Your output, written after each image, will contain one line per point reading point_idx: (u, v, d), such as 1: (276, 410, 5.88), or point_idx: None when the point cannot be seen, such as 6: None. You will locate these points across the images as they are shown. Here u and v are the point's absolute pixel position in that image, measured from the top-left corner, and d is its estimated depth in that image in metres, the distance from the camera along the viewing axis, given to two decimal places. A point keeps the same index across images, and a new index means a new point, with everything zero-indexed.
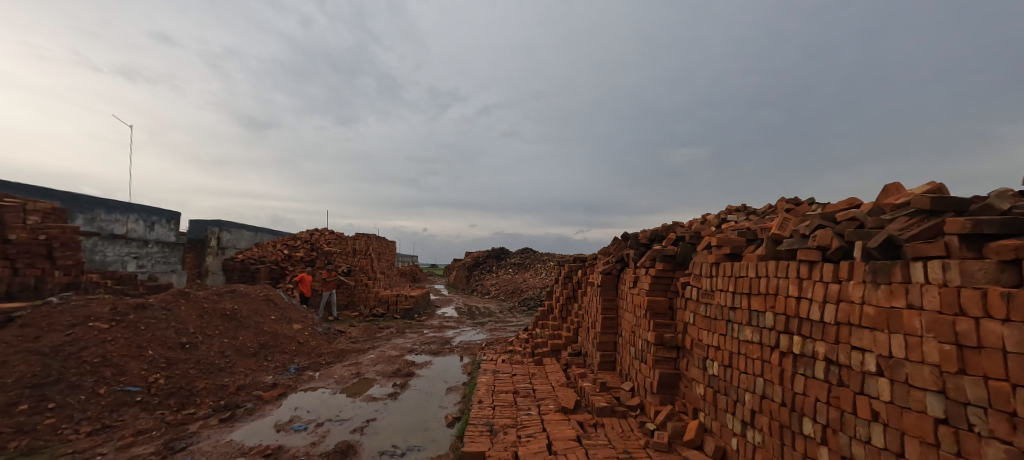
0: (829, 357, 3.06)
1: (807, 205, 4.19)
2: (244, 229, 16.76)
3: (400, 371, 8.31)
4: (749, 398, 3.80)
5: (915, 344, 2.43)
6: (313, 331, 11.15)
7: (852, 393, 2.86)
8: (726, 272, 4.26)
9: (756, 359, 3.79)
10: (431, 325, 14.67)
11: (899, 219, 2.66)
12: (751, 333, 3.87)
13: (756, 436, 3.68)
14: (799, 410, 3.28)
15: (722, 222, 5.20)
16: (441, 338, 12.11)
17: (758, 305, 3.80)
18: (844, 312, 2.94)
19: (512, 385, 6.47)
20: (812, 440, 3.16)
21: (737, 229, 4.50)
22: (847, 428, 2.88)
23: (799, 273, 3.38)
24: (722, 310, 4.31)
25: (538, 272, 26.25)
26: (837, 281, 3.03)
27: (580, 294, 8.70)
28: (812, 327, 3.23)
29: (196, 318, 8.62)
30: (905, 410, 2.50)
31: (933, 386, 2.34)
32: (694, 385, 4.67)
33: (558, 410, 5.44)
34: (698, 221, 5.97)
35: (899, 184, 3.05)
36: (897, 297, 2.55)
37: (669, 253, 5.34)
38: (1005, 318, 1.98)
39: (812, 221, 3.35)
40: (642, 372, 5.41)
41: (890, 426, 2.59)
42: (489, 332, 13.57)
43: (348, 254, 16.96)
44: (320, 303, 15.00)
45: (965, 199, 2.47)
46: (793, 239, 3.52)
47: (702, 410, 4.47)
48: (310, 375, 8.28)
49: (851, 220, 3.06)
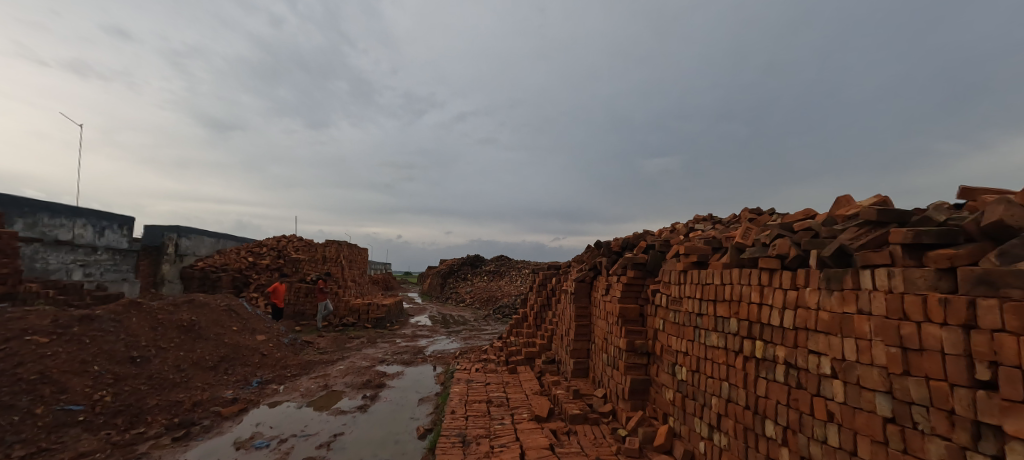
0: (788, 361, 3.20)
1: (768, 215, 4.39)
2: (205, 235, 15.87)
3: (370, 382, 8.06)
4: (715, 402, 3.90)
5: (865, 347, 2.58)
6: (279, 342, 10.67)
7: (810, 394, 2.99)
8: (694, 279, 4.38)
9: (722, 364, 3.90)
10: (404, 335, 14.36)
11: (850, 230, 2.83)
12: (717, 339, 3.98)
13: (722, 439, 3.78)
14: (762, 412, 3.39)
15: (690, 231, 5.38)
16: (414, 347, 11.86)
17: (723, 312, 3.93)
18: (802, 317, 3.08)
19: (485, 394, 6.40)
20: (774, 441, 3.27)
21: (704, 238, 4.65)
22: (805, 429, 3.00)
23: (760, 280, 3.53)
24: (689, 316, 4.43)
25: (513, 280, 26.17)
26: (795, 288, 3.18)
27: (554, 301, 8.76)
28: (772, 332, 3.37)
29: (150, 329, 8.10)
30: (857, 410, 2.64)
31: (882, 387, 2.49)
32: (664, 390, 4.76)
33: (532, 418, 5.42)
34: (667, 229, 6.14)
35: (849, 196, 3.25)
36: (849, 303, 2.71)
37: (640, 261, 5.47)
38: (942, 322, 2.15)
39: (772, 230, 3.51)
40: (614, 378, 5.47)
41: (844, 426, 2.72)
42: (463, 340, 13.41)
43: (317, 262, 16.50)
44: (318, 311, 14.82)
45: (907, 210, 2.66)
46: (754, 248, 3.67)
47: (672, 415, 4.56)
48: (274, 389, 7.90)
49: (806, 230, 3.24)
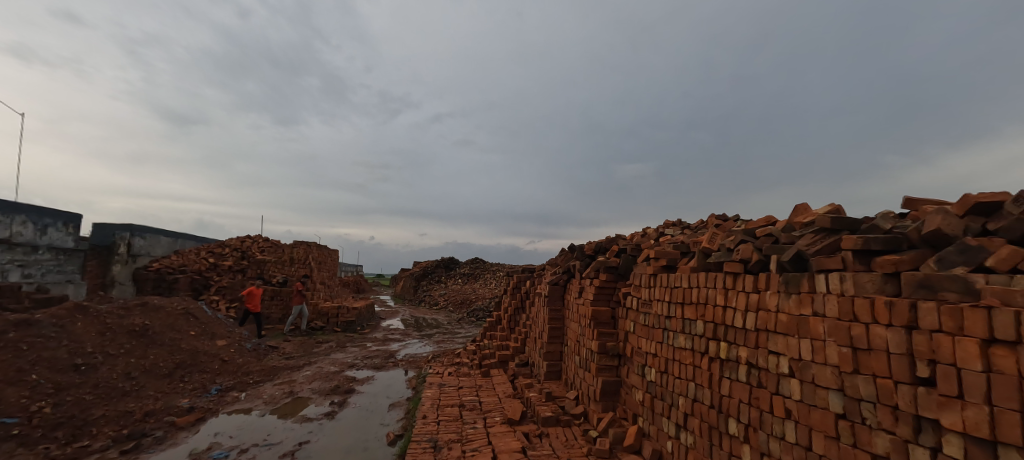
0: (750, 361, 3.33)
1: (733, 221, 4.58)
2: (160, 235, 14.92)
3: (339, 388, 7.82)
4: (682, 402, 4.01)
5: (819, 347, 2.74)
6: (241, 347, 10.18)
7: (770, 393, 3.13)
8: (664, 283, 4.50)
9: (689, 365, 4.02)
10: (375, 338, 14.02)
11: (806, 236, 2.99)
12: (684, 340, 4.11)
13: (688, 438, 3.89)
14: (725, 411, 3.52)
15: (660, 236, 5.53)
16: (385, 351, 11.60)
17: (690, 314, 4.05)
18: (763, 319, 3.22)
19: (457, 398, 6.33)
20: (736, 439, 3.40)
21: (673, 242, 4.79)
22: (765, 426, 3.14)
23: (724, 284, 3.67)
24: (658, 318, 4.55)
25: (488, 283, 26.04)
26: (756, 291, 3.33)
27: (528, 304, 8.81)
28: (735, 333, 3.51)
29: (97, 335, 7.56)
30: (812, 408, 2.79)
31: (834, 385, 2.64)
32: (634, 391, 4.85)
33: (504, 421, 5.40)
34: (638, 234, 6.28)
35: (806, 204, 3.43)
36: (806, 305, 2.86)
37: (612, 264, 5.57)
38: (888, 323, 2.32)
39: (736, 235, 3.67)
40: (586, 379, 5.54)
41: (799, 422, 2.87)
42: (436, 344, 13.23)
43: (284, 264, 15.96)
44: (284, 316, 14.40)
45: (857, 219, 2.84)
46: (719, 252, 3.81)
47: (641, 416, 4.65)
48: (235, 396, 7.53)
49: (767, 236, 3.40)
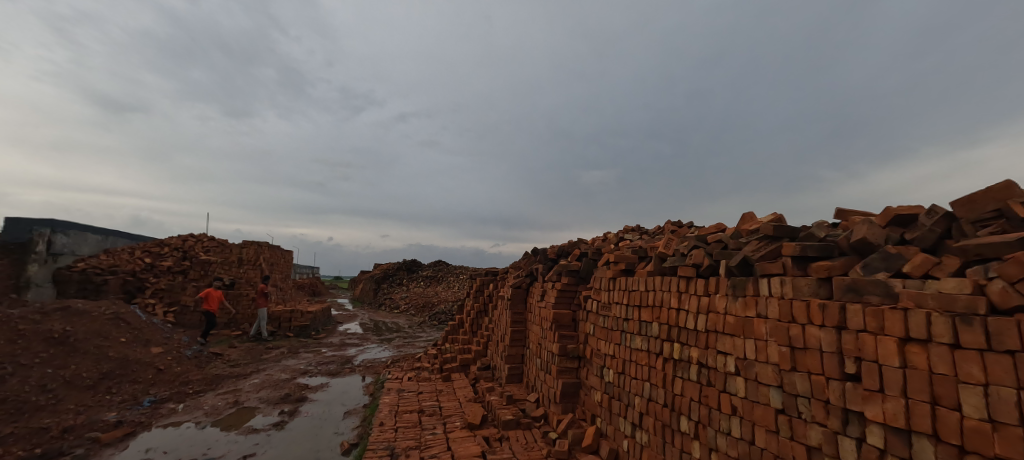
0: (700, 361, 3.50)
1: (687, 227, 4.80)
2: (88, 232, 13.52)
3: (289, 397, 7.41)
4: (638, 402, 4.14)
5: (761, 347, 2.93)
6: (180, 354, 9.40)
7: (718, 391, 3.30)
8: (622, 286, 4.63)
9: (644, 365, 4.16)
10: (330, 343, 13.43)
11: (752, 242, 3.18)
12: (640, 342, 4.25)
13: (643, 436, 4.01)
14: (677, 410, 3.66)
15: (619, 241, 5.70)
16: (341, 357, 11.13)
17: (646, 316, 4.19)
18: (712, 321, 3.40)
19: (417, 404, 6.18)
20: (687, 435, 3.55)
21: (632, 247, 4.95)
22: (713, 423, 3.29)
23: (678, 287, 3.83)
24: (617, 321, 4.67)
25: (451, 285, 25.70)
26: (707, 294, 3.51)
27: (490, 307, 8.79)
28: (687, 334, 3.67)
29: (6, 343, 6.73)
30: (755, 404, 2.97)
31: (775, 382, 2.83)
32: (592, 392, 4.94)
33: (464, 426, 5.34)
34: (599, 238, 6.44)
35: (752, 213, 3.66)
36: (750, 307, 3.05)
37: (573, 268, 5.67)
38: (821, 324, 2.54)
39: (690, 241, 3.85)
40: (547, 382, 5.59)
41: (743, 418, 3.05)
42: (396, 348, 12.87)
43: (230, 265, 14.93)
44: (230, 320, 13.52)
45: (796, 227, 3.07)
46: (674, 257, 3.97)
47: (599, 416, 4.75)
48: (171, 408, 6.93)
49: (717, 242, 3.59)
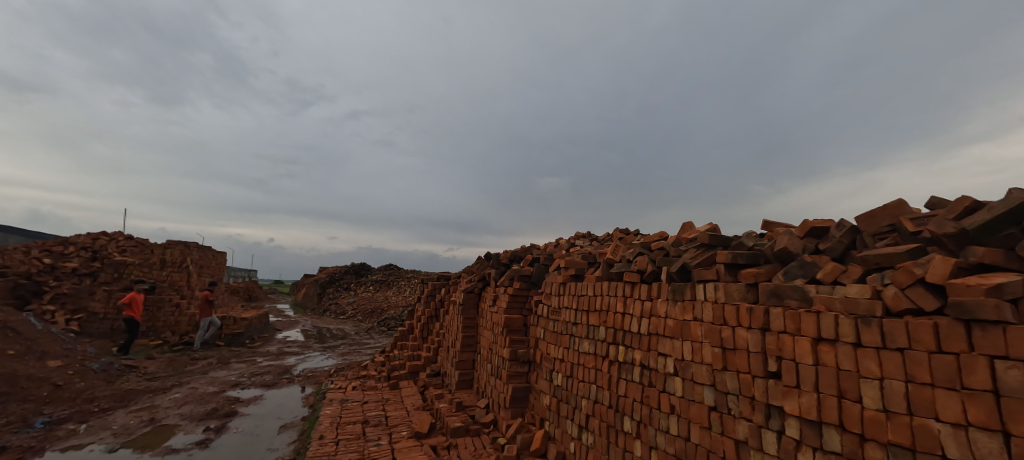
0: (642, 363, 3.65)
1: (633, 235, 5.02)
2: None
3: (216, 412, 6.78)
4: (585, 404, 4.24)
5: (697, 349, 3.12)
6: (84, 368, 8.30)
7: (658, 391, 3.46)
8: (572, 291, 4.74)
9: (591, 368, 4.27)
10: (267, 352, 12.51)
11: (690, 250, 3.40)
12: (588, 345, 4.37)
13: (589, 438, 4.11)
14: (621, 411, 3.80)
15: (571, 246, 5.84)
16: (279, 367, 10.40)
17: (593, 321, 4.31)
18: (654, 324, 3.56)
19: (361, 414, 5.90)
20: (629, 435, 3.68)
21: (582, 253, 5.09)
22: (654, 422, 3.45)
23: (623, 292, 3.99)
24: (566, 325, 4.77)
25: (401, 290, 24.93)
26: (649, 299, 3.69)
27: (442, 313, 8.65)
28: (631, 337, 3.82)
29: None
30: (690, 402, 3.15)
31: (708, 381, 3.02)
32: (541, 396, 4.99)
33: (411, 436, 5.17)
34: (551, 244, 6.55)
35: (690, 223, 3.90)
36: (687, 311, 3.25)
37: (525, 273, 5.73)
38: (749, 326, 2.76)
39: (635, 248, 4.03)
40: (497, 387, 5.57)
41: (680, 416, 3.22)
42: (340, 356, 12.24)
43: (151, 267, 13.40)
44: (149, 328, 12.23)
45: (729, 237, 3.32)
46: (621, 263, 4.14)
47: (548, 419, 4.80)
48: (71, 430, 6.08)
49: (660, 249, 3.79)
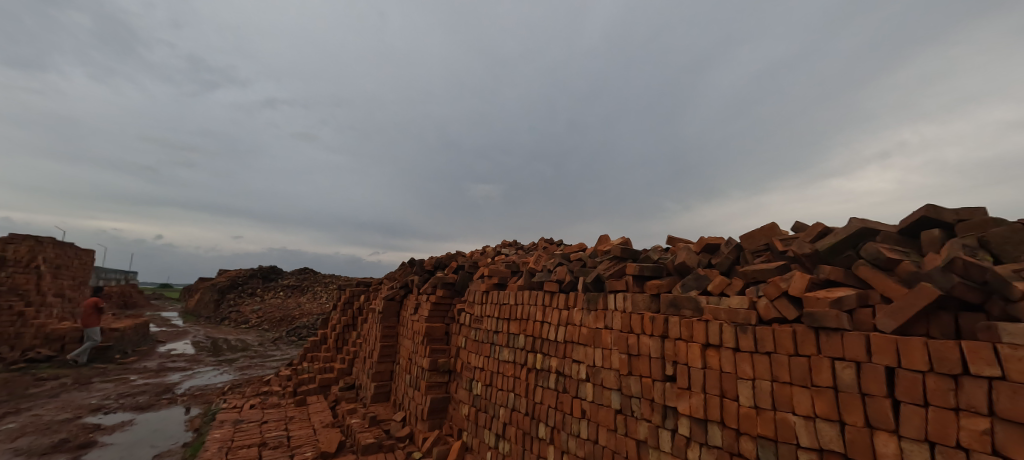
0: (558, 369, 3.78)
1: (556, 245, 5.21)
2: None
3: (66, 444, 5.62)
4: (502, 412, 4.27)
5: (606, 355, 3.32)
6: None
7: (571, 396, 3.60)
8: (495, 300, 4.77)
9: (510, 376, 4.32)
10: (144, 369, 10.74)
11: (605, 262, 3.61)
12: (507, 353, 4.41)
13: (505, 445, 4.13)
14: (536, 417, 3.88)
15: (496, 255, 5.89)
16: (158, 385, 8.97)
17: (514, 329, 4.38)
18: (570, 332, 3.71)
19: (257, 436, 5.30)
20: (543, 441, 3.78)
21: (506, 261, 5.16)
22: (566, 427, 3.57)
23: (543, 301, 4.11)
24: (487, 333, 4.77)
25: (317, 297, 23.14)
26: (566, 308, 3.84)
27: (359, 321, 8.17)
28: (548, 345, 3.94)
29: None
30: (600, 406, 3.32)
31: (615, 386, 3.22)
32: (460, 406, 4.92)
33: (316, 457, 4.76)
34: (477, 251, 6.54)
35: (606, 236, 4.15)
36: (600, 320, 3.44)
37: (449, 280, 5.65)
38: (652, 333, 3.00)
39: (556, 258, 4.18)
40: (415, 399, 5.38)
41: (590, 420, 3.38)
42: (238, 371, 10.94)
43: None
44: None
45: (638, 250, 3.59)
46: (542, 273, 4.25)
47: (466, 430, 4.73)
48: None
49: (578, 260, 3.98)
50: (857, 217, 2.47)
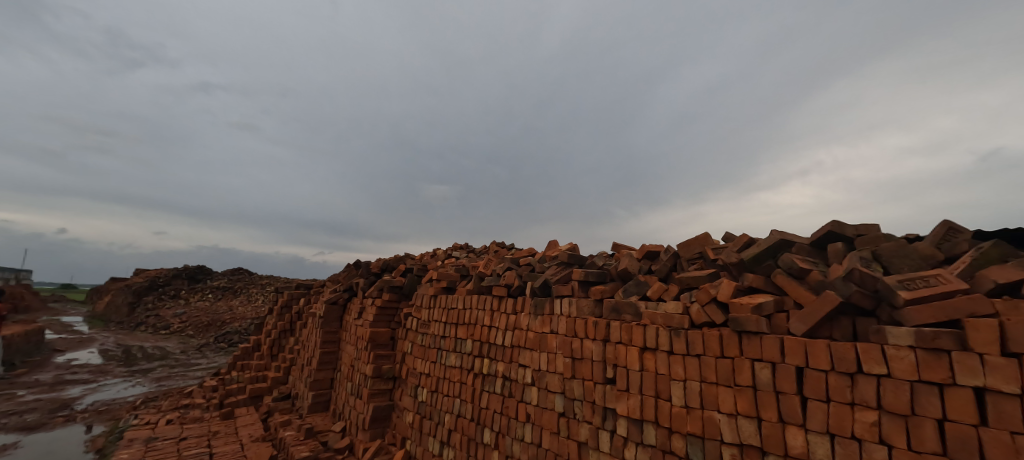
0: (504, 374, 3.79)
1: (506, 249, 5.25)
2: None
3: None
4: (448, 418, 4.20)
5: (551, 359, 3.37)
6: None
7: (516, 401, 3.62)
8: (443, 304, 4.70)
9: (456, 382, 4.27)
10: (35, 382, 9.37)
11: (552, 268, 3.68)
12: (454, 358, 4.36)
13: (449, 452, 4.08)
14: (482, 423, 3.87)
15: (446, 258, 5.81)
16: (53, 401, 7.86)
17: (461, 334, 4.33)
18: (517, 337, 3.74)
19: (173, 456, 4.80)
20: (488, 446, 3.76)
21: (456, 265, 5.10)
22: (511, 431, 3.59)
23: (491, 306, 4.10)
24: (434, 338, 4.69)
25: (252, 299, 21.53)
26: (514, 313, 3.86)
27: (298, 326, 7.70)
28: (495, 350, 3.94)
29: None
30: (544, 410, 3.37)
31: (559, 390, 3.28)
32: (404, 414, 4.78)
33: None
34: (426, 254, 6.42)
35: (555, 241, 4.23)
36: (546, 325, 3.49)
37: (396, 284, 5.48)
38: (595, 338, 3.09)
39: (505, 263, 4.20)
40: (356, 408, 5.15)
41: (535, 424, 3.42)
42: (155, 382, 9.88)
43: None
44: None
45: (584, 256, 3.70)
46: (491, 277, 4.25)
47: (409, 438, 4.61)
48: None
49: (527, 265, 4.03)
50: (777, 229, 2.71)
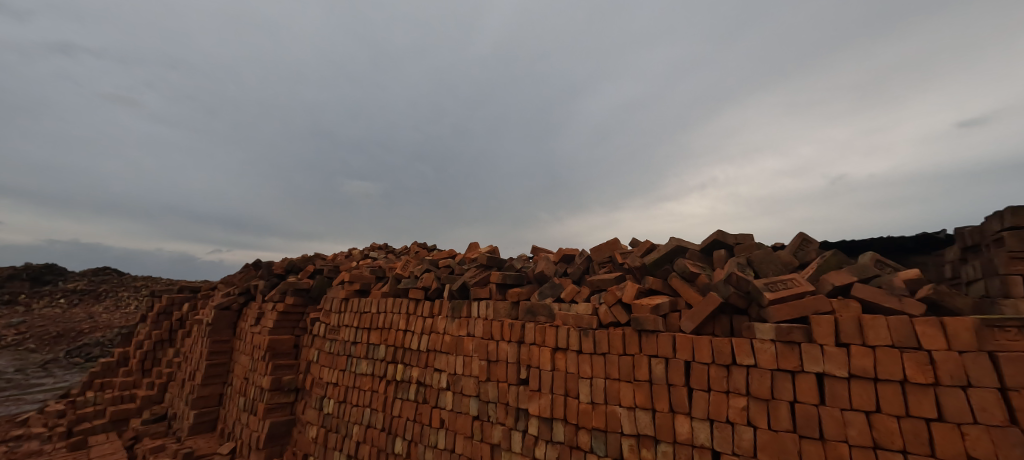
0: (419, 380, 3.67)
1: (425, 251, 5.12)
2: None
3: None
4: (356, 430, 3.95)
5: (467, 362, 3.35)
6: None
7: (430, 407, 3.53)
8: (355, 308, 4.42)
9: (367, 391, 4.04)
10: None
11: (471, 270, 3.66)
12: (366, 365, 4.12)
13: None
14: (393, 432, 3.70)
15: (361, 259, 5.50)
16: None
17: (374, 339, 4.11)
18: (432, 341, 3.65)
19: None
20: (399, 456, 3.61)
21: (371, 266, 4.85)
22: (424, 439, 3.48)
23: (407, 310, 3.95)
24: (344, 345, 4.39)
25: (123, 305, 18.26)
26: (430, 316, 3.76)
27: (180, 336, 6.70)
28: (410, 355, 3.80)
29: None
30: (458, 415, 3.33)
31: (474, 393, 3.26)
32: (307, 428, 4.40)
33: None
34: (340, 254, 6.01)
35: (475, 243, 4.22)
36: (462, 328, 3.46)
37: (303, 286, 5.04)
38: (510, 340, 3.13)
39: (423, 265, 4.09)
40: (250, 426, 4.62)
41: (448, 429, 3.35)
42: None
43: None
44: None
45: (503, 259, 3.75)
46: (408, 279, 4.11)
47: (312, 454, 4.24)
48: None
49: (446, 267, 3.96)
50: (674, 237, 2.99)
